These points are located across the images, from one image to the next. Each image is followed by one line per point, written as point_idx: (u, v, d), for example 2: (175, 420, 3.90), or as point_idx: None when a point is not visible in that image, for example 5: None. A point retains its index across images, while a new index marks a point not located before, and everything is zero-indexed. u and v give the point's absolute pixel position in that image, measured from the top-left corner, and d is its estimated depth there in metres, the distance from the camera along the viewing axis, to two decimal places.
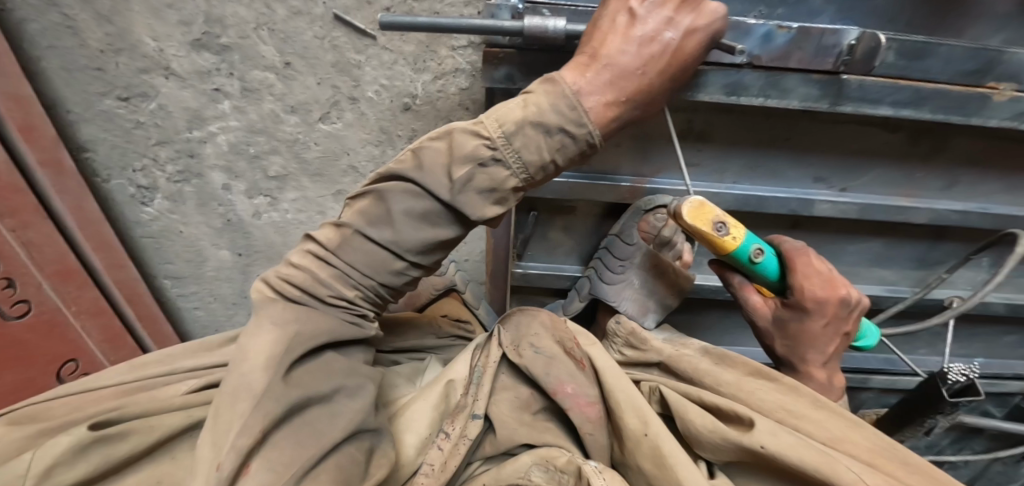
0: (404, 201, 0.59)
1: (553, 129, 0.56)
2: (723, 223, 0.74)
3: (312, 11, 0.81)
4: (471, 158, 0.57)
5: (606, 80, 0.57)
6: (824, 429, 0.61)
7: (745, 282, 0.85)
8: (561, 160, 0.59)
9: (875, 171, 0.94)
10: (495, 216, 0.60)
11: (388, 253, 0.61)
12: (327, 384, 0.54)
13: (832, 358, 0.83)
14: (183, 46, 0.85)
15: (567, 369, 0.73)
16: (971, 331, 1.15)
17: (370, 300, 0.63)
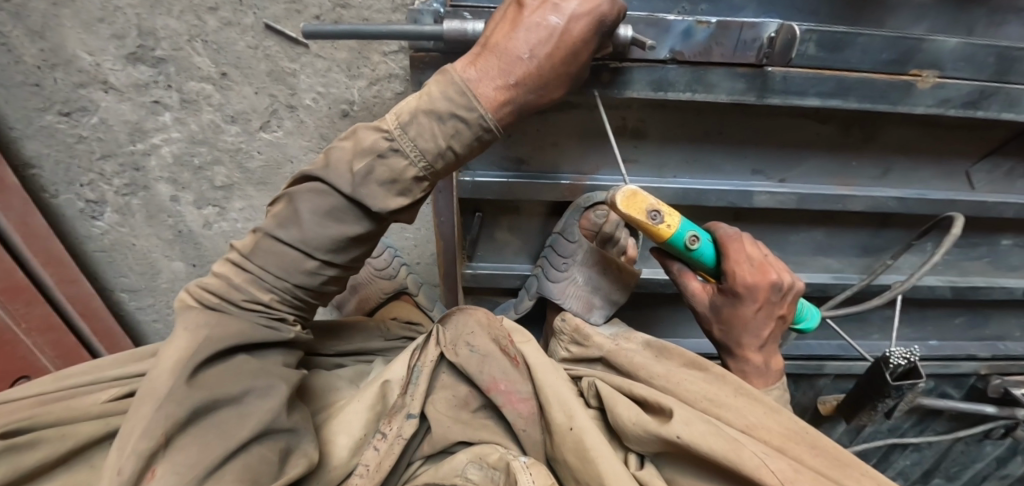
0: (311, 200, 0.60)
1: (445, 115, 0.59)
2: (657, 211, 0.74)
3: (243, 21, 0.82)
4: (371, 151, 0.59)
5: (493, 67, 0.59)
6: (742, 416, 0.64)
7: (684, 268, 0.86)
8: (458, 147, 0.61)
9: (811, 162, 0.98)
10: (398, 207, 0.61)
11: (298, 252, 0.61)
12: (236, 386, 0.54)
13: (767, 341, 0.85)
14: (118, 60, 0.86)
15: (500, 366, 0.74)
16: (921, 314, 1.17)
17: (287, 303, 0.63)
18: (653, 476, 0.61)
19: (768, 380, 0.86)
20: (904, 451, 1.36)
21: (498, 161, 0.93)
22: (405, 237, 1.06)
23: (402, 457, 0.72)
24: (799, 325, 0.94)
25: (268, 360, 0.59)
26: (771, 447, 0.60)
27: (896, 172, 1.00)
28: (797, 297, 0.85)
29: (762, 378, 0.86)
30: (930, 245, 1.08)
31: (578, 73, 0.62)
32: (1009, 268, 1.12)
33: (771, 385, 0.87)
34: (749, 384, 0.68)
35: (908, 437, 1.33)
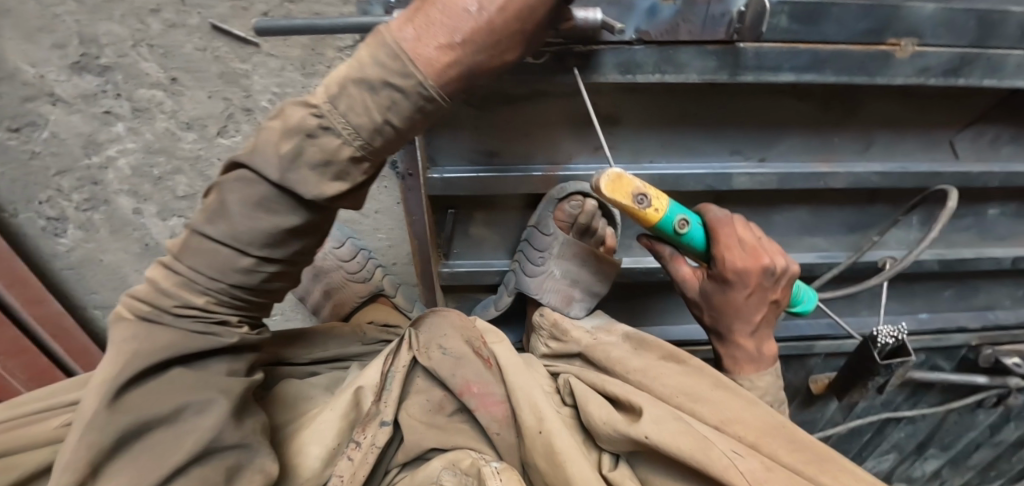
0: (238, 190, 0.55)
1: (377, 84, 0.53)
2: (644, 195, 0.67)
3: (188, 22, 0.79)
4: (299, 129, 0.54)
5: (431, 22, 0.52)
6: (717, 411, 0.62)
7: (676, 253, 0.79)
8: (397, 121, 0.55)
9: (790, 139, 0.95)
10: (336, 192, 0.56)
11: (230, 251, 0.56)
12: (167, 404, 0.51)
13: (759, 326, 0.83)
14: (63, 70, 0.82)
15: (474, 369, 0.73)
16: (909, 288, 1.15)
17: (226, 304, 0.58)
18: (627, 477, 0.60)
19: (760, 364, 0.85)
20: (898, 424, 1.36)
21: (467, 154, 0.90)
22: (379, 238, 1.03)
23: (378, 465, 0.71)
24: (796, 308, 0.91)
25: (209, 371, 0.55)
26: (744, 443, 0.58)
27: (878, 145, 0.98)
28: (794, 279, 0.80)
29: (752, 362, 0.85)
30: (918, 218, 1.07)
31: (532, 31, 0.55)
32: (996, 238, 1.10)
33: (762, 369, 0.86)
34: (727, 376, 0.67)
35: (902, 410, 1.32)
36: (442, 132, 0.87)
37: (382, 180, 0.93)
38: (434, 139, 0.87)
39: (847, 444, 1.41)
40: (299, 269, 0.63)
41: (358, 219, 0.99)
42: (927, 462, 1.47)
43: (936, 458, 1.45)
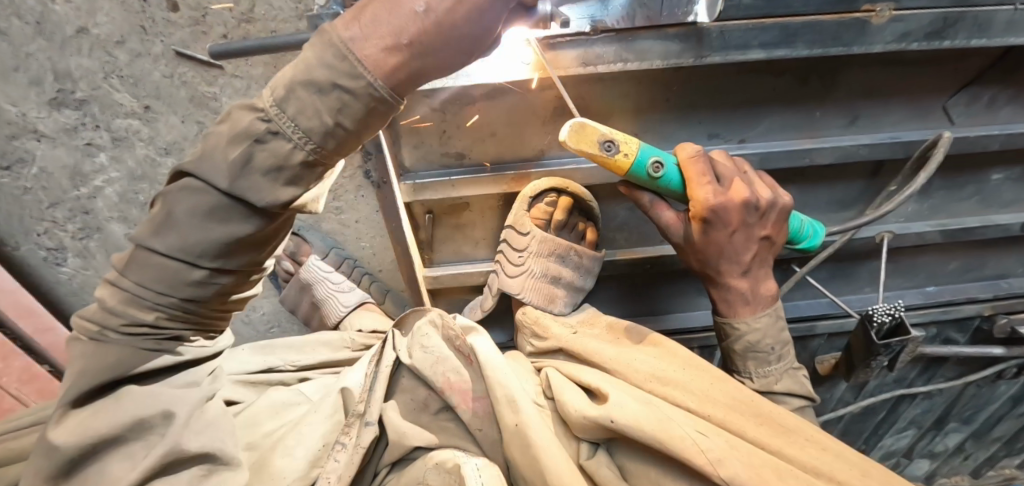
0: (184, 199, 0.57)
1: (325, 86, 0.55)
2: (611, 142, 0.65)
3: (152, 50, 0.81)
4: (246, 134, 0.56)
5: (378, 25, 0.54)
6: (688, 392, 0.60)
7: (657, 199, 0.74)
8: (348, 122, 0.57)
9: (771, 118, 0.92)
10: (289, 197, 0.58)
11: (180, 264, 0.58)
12: (112, 426, 0.53)
13: (751, 266, 0.75)
14: (42, 106, 0.85)
15: (454, 364, 0.71)
16: (910, 262, 1.12)
17: (177, 319, 0.61)
18: (604, 469, 0.59)
19: (756, 307, 0.77)
20: (914, 400, 1.31)
21: (439, 159, 0.91)
22: (362, 246, 1.04)
23: (366, 467, 0.71)
24: (803, 244, 0.79)
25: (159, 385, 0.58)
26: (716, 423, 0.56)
27: (863, 116, 0.94)
28: (785, 215, 0.73)
29: (749, 306, 0.77)
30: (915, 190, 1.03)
31: (484, 41, 0.57)
32: (1001, 205, 1.06)
33: (760, 311, 0.77)
34: (699, 356, 0.66)
35: (917, 386, 1.27)
36: (411, 140, 0.88)
37: (358, 188, 0.95)
38: (402, 144, 0.89)
39: (861, 423, 1.37)
40: (253, 277, 0.66)
41: (340, 230, 1.00)
42: (948, 437, 1.42)
43: (957, 432, 1.40)
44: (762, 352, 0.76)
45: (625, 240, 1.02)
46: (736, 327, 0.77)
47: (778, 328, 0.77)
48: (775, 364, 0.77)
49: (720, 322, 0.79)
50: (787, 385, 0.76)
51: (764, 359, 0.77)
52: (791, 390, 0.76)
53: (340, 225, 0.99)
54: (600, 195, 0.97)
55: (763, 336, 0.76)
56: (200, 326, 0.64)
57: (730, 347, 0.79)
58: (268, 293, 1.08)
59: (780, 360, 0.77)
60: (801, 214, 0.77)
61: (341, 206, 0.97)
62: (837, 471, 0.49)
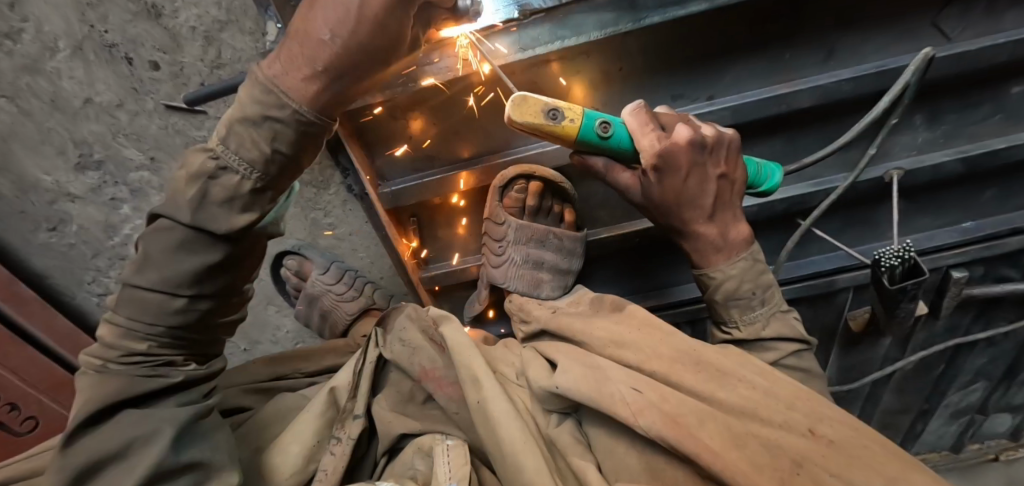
0: (159, 238, 0.65)
1: (257, 119, 0.61)
2: (556, 109, 0.63)
3: (146, 107, 0.92)
4: (200, 174, 0.62)
5: (296, 57, 0.60)
6: (637, 353, 0.61)
7: (612, 163, 0.70)
8: (285, 147, 0.63)
9: (736, 68, 0.88)
10: (246, 222, 0.64)
11: (161, 295, 0.65)
12: (115, 442, 0.61)
13: (717, 209, 0.72)
14: (68, 172, 0.98)
15: (428, 354, 0.75)
16: (934, 198, 1.02)
17: (168, 346, 0.68)
18: (565, 435, 0.60)
19: (730, 252, 0.73)
20: (973, 349, 1.19)
21: (411, 165, 0.97)
22: (360, 257, 1.11)
23: (366, 457, 0.76)
24: (763, 187, 0.77)
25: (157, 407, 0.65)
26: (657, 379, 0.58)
27: (842, 50, 0.87)
28: (739, 152, 0.71)
29: (721, 252, 0.73)
30: (921, 119, 0.94)
31: (397, 51, 0.61)
32: None
33: (735, 256, 0.73)
34: (656, 315, 0.65)
35: (976, 333, 1.15)
36: (380, 150, 0.95)
37: (345, 203, 1.02)
38: (376, 157, 0.96)
39: (919, 381, 1.26)
40: (233, 300, 0.73)
41: (337, 244, 1.08)
42: None
43: None
44: (743, 299, 0.73)
45: (611, 218, 1.01)
46: (711, 277, 0.74)
47: (757, 271, 0.73)
48: (759, 309, 0.74)
49: (696, 275, 0.76)
50: (776, 329, 0.73)
51: (747, 305, 0.74)
52: (781, 334, 0.73)
53: (337, 240, 1.08)
54: (575, 175, 0.97)
55: (741, 282, 0.73)
56: (191, 352, 0.71)
57: (711, 299, 0.75)
58: (287, 313, 1.17)
59: (764, 304, 0.74)
60: (755, 157, 0.76)
61: (334, 221, 1.05)
62: (759, 409, 0.52)
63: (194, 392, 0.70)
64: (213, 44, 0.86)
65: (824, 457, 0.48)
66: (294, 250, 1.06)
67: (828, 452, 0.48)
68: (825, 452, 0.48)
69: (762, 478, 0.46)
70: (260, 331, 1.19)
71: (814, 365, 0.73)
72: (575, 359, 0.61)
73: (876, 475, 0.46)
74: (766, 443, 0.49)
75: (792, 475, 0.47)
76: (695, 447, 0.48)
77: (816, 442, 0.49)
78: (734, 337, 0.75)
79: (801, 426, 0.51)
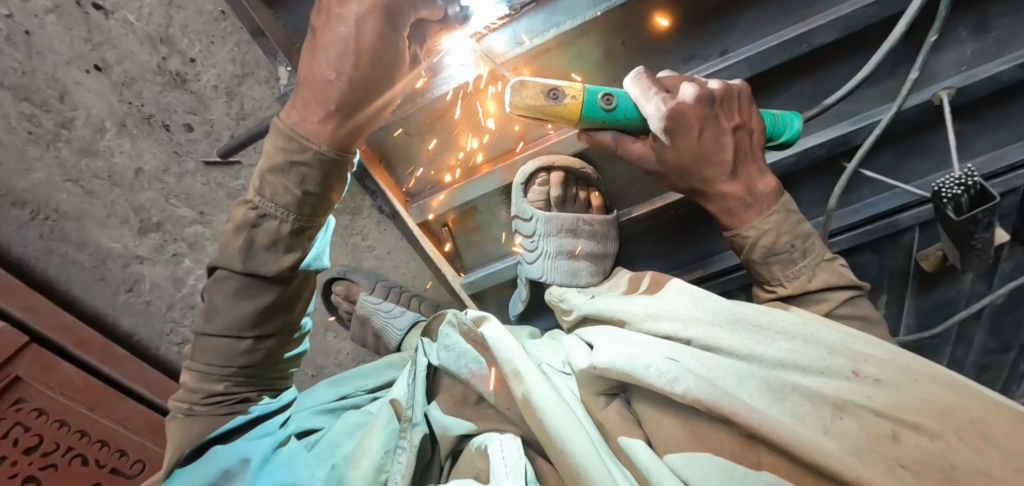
0: (220, 288, 0.70)
1: (285, 167, 0.64)
2: (556, 90, 0.64)
3: (189, 167, 1.00)
4: (245, 224, 0.66)
5: (310, 101, 0.63)
6: (674, 323, 0.59)
7: (622, 135, 0.70)
8: (314, 188, 0.66)
9: (750, 14, 0.83)
10: (291, 261, 0.68)
11: (228, 339, 0.71)
12: (207, 476, 0.66)
13: (739, 164, 0.68)
14: (134, 236, 1.07)
15: (476, 356, 0.77)
16: (995, 112, 0.93)
17: (243, 383, 0.74)
18: (614, 415, 0.59)
19: (760, 206, 0.69)
20: None
21: (433, 177, 0.99)
22: (403, 273, 1.15)
23: (433, 462, 0.78)
24: (785, 137, 0.74)
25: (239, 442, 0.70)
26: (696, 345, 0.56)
27: None
28: (750, 101, 0.69)
29: (752, 209, 0.70)
30: (966, 30, 0.86)
31: (396, 70, 0.63)
32: None
33: (767, 210, 0.70)
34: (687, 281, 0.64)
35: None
36: (404, 168, 0.99)
37: (379, 223, 1.08)
38: (400, 176, 1.00)
39: (1016, 315, 1.14)
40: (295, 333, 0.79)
41: (379, 264, 1.13)
42: None
43: None
44: (783, 254, 0.70)
45: (640, 195, 0.99)
46: (745, 236, 0.70)
47: (794, 222, 0.70)
48: (802, 262, 0.70)
49: (728, 237, 0.73)
50: (824, 279, 0.69)
51: (788, 260, 0.70)
52: (832, 283, 0.69)
53: (378, 260, 1.12)
54: (596, 159, 0.96)
55: (778, 236, 0.69)
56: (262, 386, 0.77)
57: (749, 260, 0.72)
58: (345, 336, 1.23)
59: (806, 255, 0.70)
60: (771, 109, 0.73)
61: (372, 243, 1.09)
62: (800, 358, 0.49)
63: (269, 424, 0.74)
64: (236, 98, 0.93)
65: (869, 398, 0.45)
66: (340, 276, 1.11)
67: (874, 392, 0.45)
68: (870, 393, 0.45)
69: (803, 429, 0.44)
70: (323, 357, 1.25)
71: (870, 310, 0.68)
72: (612, 338, 0.61)
73: (926, 408, 0.43)
74: (806, 392, 0.47)
75: (835, 421, 0.45)
76: (734, 407, 0.46)
77: (861, 384, 0.46)
78: (780, 294, 0.71)
79: (844, 369, 0.48)
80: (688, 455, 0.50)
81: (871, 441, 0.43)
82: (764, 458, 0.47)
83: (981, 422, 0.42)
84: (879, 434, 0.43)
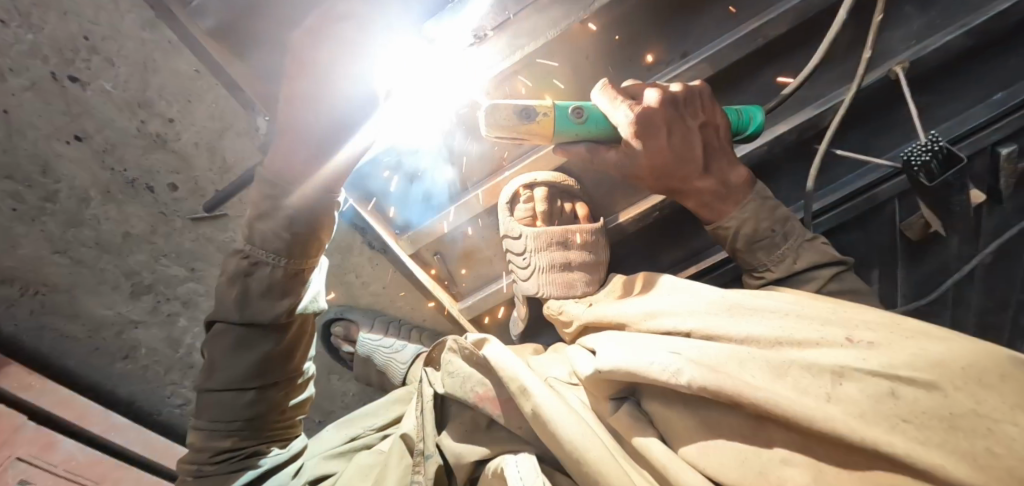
0: (219, 341, 0.69)
1: (274, 211, 0.66)
2: (528, 109, 0.67)
3: (176, 225, 1.00)
4: (238, 274, 0.67)
5: (291, 143, 0.63)
6: (670, 318, 0.60)
7: (597, 145, 0.71)
8: (303, 230, 0.67)
9: (703, 16, 0.87)
10: (288, 306, 0.69)
11: (232, 392, 0.70)
12: None
13: (709, 160, 0.71)
14: (126, 301, 1.06)
15: (481, 379, 0.75)
16: (946, 80, 0.98)
17: (251, 436, 0.72)
18: (625, 417, 0.59)
19: (735, 197, 0.72)
20: None
21: (421, 208, 1.01)
22: (401, 306, 1.14)
23: None
24: (750, 130, 0.76)
25: None
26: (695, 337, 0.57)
27: None
28: (712, 98, 0.71)
29: (728, 200, 0.72)
30: (910, 7, 0.91)
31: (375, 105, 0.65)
32: None
33: (743, 200, 0.72)
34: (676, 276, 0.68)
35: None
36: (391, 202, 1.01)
37: (371, 259, 1.07)
38: (387, 210, 1.02)
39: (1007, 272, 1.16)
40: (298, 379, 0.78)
41: (376, 299, 1.13)
42: None
43: None
44: (765, 239, 0.71)
45: (623, 201, 1.01)
46: (726, 227, 0.73)
47: (770, 208, 0.72)
48: (784, 245, 0.71)
49: (710, 230, 0.75)
50: (809, 258, 0.70)
51: (771, 245, 0.71)
52: (817, 261, 0.70)
53: (374, 295, 1.12)
54: (576, 171, 0.98)
55: (757, 222, 0.71)
56: (270, 437, 0.75)
57: (733, 249, 0.74)
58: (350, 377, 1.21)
59: (788, 238, 0.71)
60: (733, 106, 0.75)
61: (367, 279, 1.10)
62: (795, 334, 0.50)
63: (281, 476, 0.73)
64: (218, 153, 0.94)
65: (864, 360, 0.46)
66: (339, 316, 1.11)
67: (868, 355, 0.46)
68: (865, 356, 0.46)
69: (801, 400, 0.44)
70: (329, 401, 1.23)
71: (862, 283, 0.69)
72: (611, 341, 0.62)
73: (920, 361, 0.44)
74: (806, 364, 0.47)
75: (835, 387, 0.45)
76: (737, 386, 0.46)
77: (856, 349, 0.47)
78: (768, 279, 0.72)
79: (839, 337, 0.49)
80: (704, 444, 0.50)
81: (873, 401, 0.43)
82: (773, 436, 0.47)
83: (971, 370, 0.42)
84: (878, 393, 0.43)
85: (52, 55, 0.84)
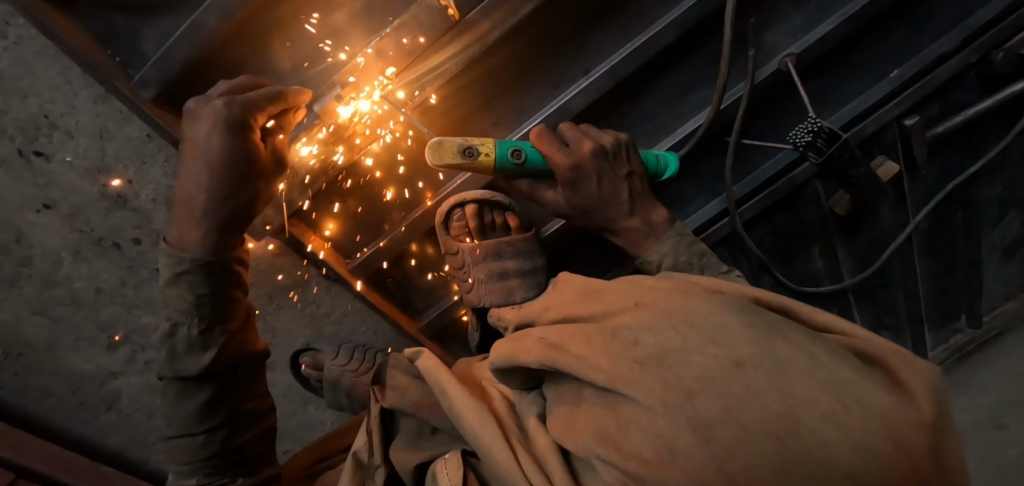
0: (168, 395, 0.78)
1: (174, 277, 0.74)
2: (469, 148, 0.80)
3: (143, 276, 1.08)
4: (165, 335, 0.77)
5: (180, 218, 0.74)
6: (542, 306, 0.60)
7: (535, 183, 0.88)
8: (204, 289, 0.75)
9: (600, 34, 0.95)
10: (210, 357, 0.77)
11: (187, 437, 0.78)
12: None
13: (635, 203, 0.84)
14: (104, 353, 1.13)
15: (419, 389, 0.80)
16: (834, 65, 1.07)
17: (215, 474, 0.79)
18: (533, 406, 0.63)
19: (657, 234, 0.84)
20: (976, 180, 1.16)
21: (368, 236, 1.09)
22: (366, 330, 1.21)
23: None
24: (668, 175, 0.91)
25: None
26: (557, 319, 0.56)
27: None
28: (637, 151, 0.86)
29: (650, 236, 0.84)
30: (787, 5, 0.99)
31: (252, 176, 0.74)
32: None
33: (663, 236, 0.84)
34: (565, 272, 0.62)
35: (970, 168, 1.11)
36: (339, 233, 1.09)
37: (329, 289, 1.16)
38: (338, 242, 1.09)
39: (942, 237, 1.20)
40: (253, 416, 0.85)
41: (340, 327, 1.19)
42: None
43: None
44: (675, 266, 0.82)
45: (554, 210, 1.08)
46: None
47: None
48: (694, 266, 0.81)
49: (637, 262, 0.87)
50: None
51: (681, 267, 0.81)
52: None
53: (337, 323, 1.19)
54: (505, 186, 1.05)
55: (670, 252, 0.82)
56: (236, 473, 0.81)
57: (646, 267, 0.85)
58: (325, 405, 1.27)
59: (696, 262, 0.81)
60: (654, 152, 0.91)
61: (328, 308, 1.18)
62: (614, 306, 0.50)
63: None
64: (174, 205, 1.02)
65: (643, 322, 0.45)
66: (306, 348, 1.17)
67: (645, 316, 0.46)
68: (648, 321, 0.45)
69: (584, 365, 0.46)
70: (308, 431, 1.28)
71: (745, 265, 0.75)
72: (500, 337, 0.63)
73: (691, 322, 0.43)
74: (598, 329, 0.48)
75: (606, 347, 0.45)
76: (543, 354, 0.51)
77: (648, 312, 0.46)
78: None
79: (631, 302, 0.49)
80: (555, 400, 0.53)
81: (623, 353, 0.44)
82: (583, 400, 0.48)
83: (726, 329, 0.41)
84: (624, 344, 0.44)
85: (16, 134, 0.95)
